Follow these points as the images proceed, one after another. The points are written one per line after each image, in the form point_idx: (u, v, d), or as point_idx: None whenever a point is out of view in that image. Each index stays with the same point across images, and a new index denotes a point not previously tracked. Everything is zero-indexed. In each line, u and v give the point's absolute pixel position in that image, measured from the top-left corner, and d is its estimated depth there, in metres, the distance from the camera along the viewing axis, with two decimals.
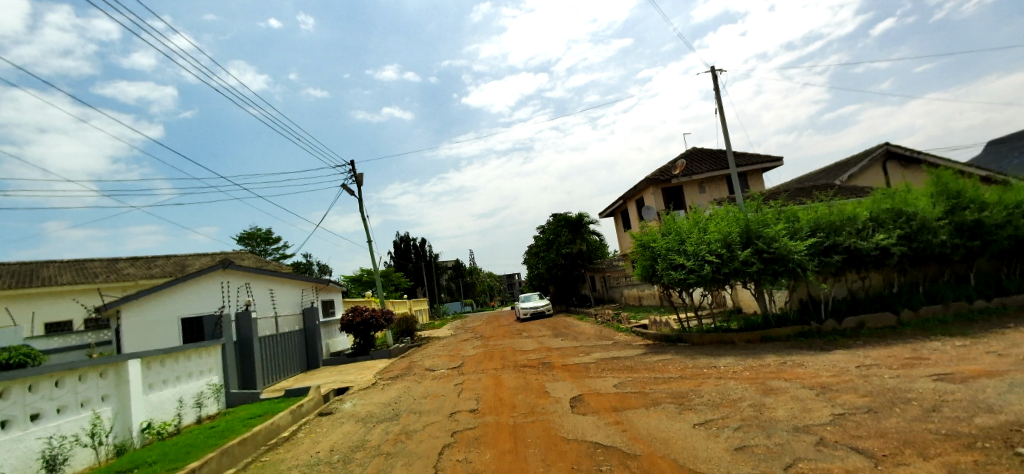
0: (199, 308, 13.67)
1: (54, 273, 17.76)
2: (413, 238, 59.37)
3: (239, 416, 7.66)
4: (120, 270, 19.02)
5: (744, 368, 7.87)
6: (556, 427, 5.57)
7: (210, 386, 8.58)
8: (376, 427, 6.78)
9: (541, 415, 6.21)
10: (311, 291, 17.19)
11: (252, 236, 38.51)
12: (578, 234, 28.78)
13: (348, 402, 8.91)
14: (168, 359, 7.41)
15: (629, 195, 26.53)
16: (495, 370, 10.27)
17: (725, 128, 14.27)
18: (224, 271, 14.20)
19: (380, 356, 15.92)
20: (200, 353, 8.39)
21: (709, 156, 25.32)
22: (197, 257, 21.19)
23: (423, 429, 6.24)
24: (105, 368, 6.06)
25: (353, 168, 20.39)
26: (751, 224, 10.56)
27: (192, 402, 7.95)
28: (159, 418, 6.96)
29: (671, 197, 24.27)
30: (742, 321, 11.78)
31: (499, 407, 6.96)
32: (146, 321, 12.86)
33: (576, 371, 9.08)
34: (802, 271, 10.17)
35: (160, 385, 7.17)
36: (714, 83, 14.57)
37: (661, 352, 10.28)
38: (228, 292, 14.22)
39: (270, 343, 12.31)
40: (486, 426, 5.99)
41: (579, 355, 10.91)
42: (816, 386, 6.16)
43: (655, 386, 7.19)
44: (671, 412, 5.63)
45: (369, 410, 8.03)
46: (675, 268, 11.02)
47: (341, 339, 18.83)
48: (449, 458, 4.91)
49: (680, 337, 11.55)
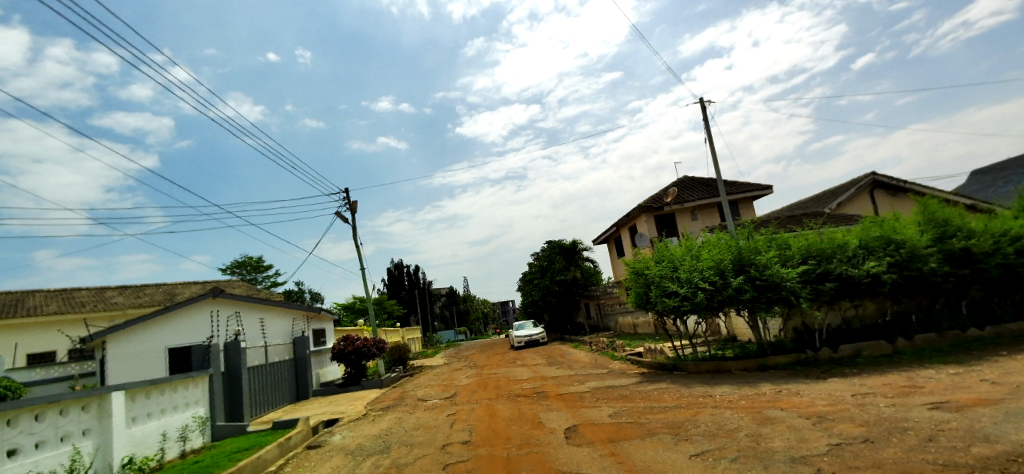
0: (187, 339, 13.41)
1: (40, 303, 17.48)
2: (407, 266, 59.48)
3: (224, 451, 7.42)
4: (109, 299, 18.74)
5: (740, 397, 7.81)
6: (552, 459, 5.47)
7: (196, 419, 8.34)
8: (366, 461, 6.60)
9: (536, 447, 6.09)
10: (302, 321, 17.01)
11: (243, 264, 38.20)
12: (572, 261, 28.92)
13: (338, 435, 8.70)
14: (154, 390, 7.26)
15: (623, 223, 26.78)
16: (489, 400, 10.10)
17: (714, 158, 14.57)
18: (214, 300, 14.02)
19: (372, 385, 15.59)
20: (186, 384, 8.22)
21: (701, 184, 25.74)
22: (188, 284, 21.06)
23: (414, 462, 6.09)
24: (87, 402, 5.93)
25: (347, 195, 20.61)
26: (742, 252, 10.63)
27: (177, 436, 7.72)
28: (141, 453, 6.73)
29: (664, 224, 24.54)
30: (737, 349, 11.72)
31: (493, 439, 6.82)
32: (133, 352, 12.61)
33: (570, 400, 8.97)
34: (796, 299, 10.16)
35: (144, 417, 6.99)
36: (704, 112, 15.00)
37: (656, 381, 10.16)
38: (217, 321, 13.97)
39: (259, 374, 12.04)
40: (479, 459, 5.86)
41: (574, 384, 10.77)
42: (812, 415, 6.12)
43: (651, 415, 7.12)
44: (667, 443, 5.56)
45: (359, 443, 7.83)
46: (670, 295, 11.04)
47: (331, 369, 18.43)
48: None
49: (676, 365, 11.45)
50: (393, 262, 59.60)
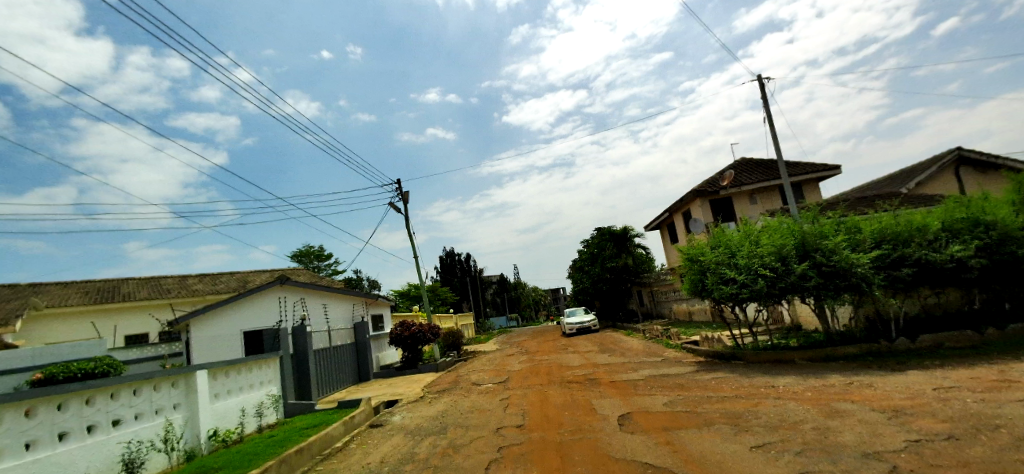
0: (259, 322, 14.40)
1: (133, 290, 19.33)
2: (459, 254, 60.72)
3: (296, 427, 7.97)
4: (190, 286, 20.44)
5: (805, 388, 7.45)
6: (604, 445, 5.48)
7: (269, 397, 8.99)
8: (425, 440, 6.89)
9: (589, 433, 6.12)
10: (361, 306, 17.77)
11: (306, 253, 40.38)
12: (623, 248, 28.46)
13: (397, 415, 9.11)
14: (232, 370, 7.89)
15: (675, 208, 26.02)
16: (542, 385, 10.21)
17: (774, 138, 13.81)
18: (281, 286, 14.93)
19: (428, 369, 16.13)
20: (260, 365, 8.85)
21: (760, 166, 24.47)
22: (259, 272, 22.56)
23: (470, 444, 6.28)
24: (176, 379, 6.52)
25: (400, 186, 21.28)
26: (806, 237, 10.07)
27: (254, 412, 8.36)
28: (223, 427, 7.36)
29: (720, 209, 23.60)
30: (801, 339, 11.16)
31: (545, 424, 6.92)
32: (212, 335, 13.73)
33: (623, 388, 8.90)
34: (868, 286, 9.51)
35: (224, 394, 7.62)
36: (762, 89, 14.22)
37: (714, 370, 9.89)
38: (284, 306, 14.89)
39: (324, 357, 12.76)
40: (532, 442, 5.97)
41: (627, 371, 10.68)
42: (886, 409, 5.74)
43: (708, 405, 6.94)
44: (726, 433, 5.41)
45: (417, 423, 8.17)
46: (726, 282, 10.65)
47: (389, 353, 19.27)
48: None
49: (734, 354, 11.07)
50: (445, 251, 61.05)
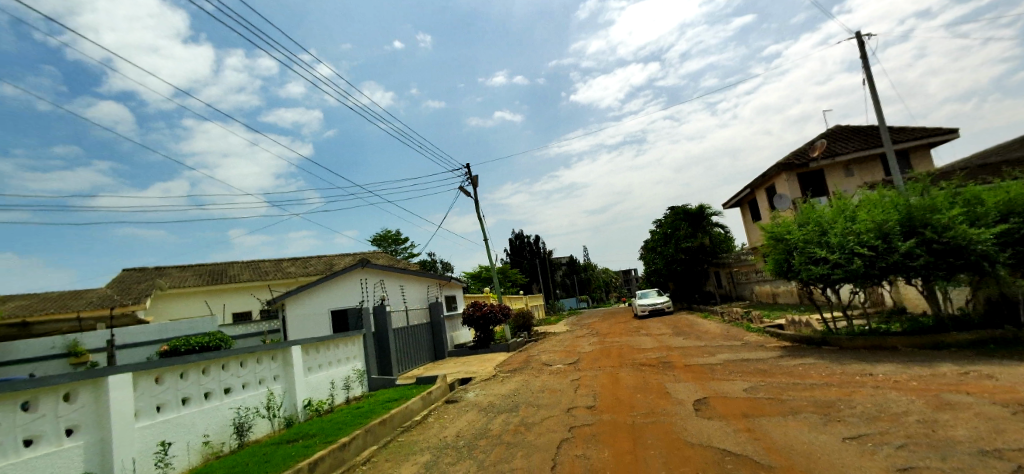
0: (344, 302, 15.50)
1: (238, 272, 21.51)
2: (528, 236, 61.12)
3: (379, 400, 8.54)
4: (284, 269, 22.36)
5: (910, 378, 6.73)
6: (679, 430, 5.33)
7: (355, 371, 9.69)
8: (497, 417, 7.11)
9: (662, 417, 5.99)
10: (435, 287, 18.48)
11: (385, 238, 42.62)
12: (700, 227, 27.34)
13: (472, 392, 9.46)
14: (322, 346, 8.57)
15: (758, 184, 24.31)
16: (613, 367, 10.10)
17: (875, 101, 12.38)
18: (363, 269, 15.88)
19: (500, 349, 16.53)
20: (345, 342, 9.53)
21: (858, 133, 22.11)
22: (342, 256, 24.15)
23: (542, 422, 6.38)
24: (275, 353, 7.21)
25: (469, 170, 21.70)
26: (912, 211, 8.95)
27: (342, 385, 9.06)
28: (316, 397, 8.06)
29: (809, 183, 21.72)
30: (906, 324, 10.07)
31: (617, 405, 6.87)
32: (304, 313, 15.00)
33: (698, 372, 8.57)
34: (990, 266, 8.34)
35: (316, 368, 8.32)
36: (861, 46, 12.74)
37: (801, 355, 9.23)
38: (366, 287, 15.85)
39: (402, 335, 13.49)
40: (603, 424, 5.95)
41: (703, 355, 10.25)
42: (1011, 404, 5.05)
43: (795, 392, 6.50)
44: (814, 423, 5.05)
45: (490, 400, 8.44)
46: (816, 262, 9.87)
47: (463, 333, 19.96)
48: (568, 452, 5.05)
49: (825, 339, 10.25)
50: (515, 233, 61.70)
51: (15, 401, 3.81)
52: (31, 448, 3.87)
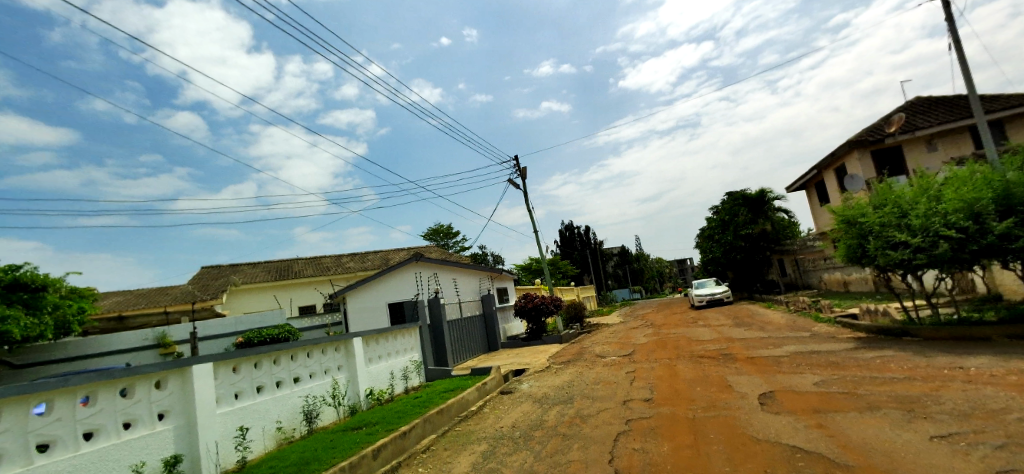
0: (400, 295, 16.03)
1: (302, 268, 22.73)
2: (578, 227, 60.53)
3: (436, 390, 8.76)
4: (344, 264, 23.39)
5: (1008, 372, 6.07)
6: (743, 425, 5.11)
7: (413, 362, 10.00)
8: (552, 409, 7.11)
9: (724, 410, 5.76)
10: (487, 280, 18.69)
11: (436, 232, 43.61)
12: (760, 213, 25.85)
13: (526, 383, 9.51)
14: (381, 337, 8.91)
15: (826, 164, 22.74)
16: (670, 359, 9.82)
17: (962, 68, 11.19)
18: (416, 263, 16.32)
19: (553, 340, 16.51)
20: (403, 333, 9.86)
21: (943, 105, 20.10)
22: (397, 250, 24.95)
23: (598, 414, 6.32)
24: (339, 344, 7.56)
25: (517, 162, 21.71)
26: (1010, 188, 8.04)
27: (401, 375, 9.38)
28: (377, 387, 8.40)
29: (885, 161, 20.04)
30: (1003, 312, 9.09)
31: (675, 398, 6.68)
32: (363, 306, 15.65)
33: (763, 365, 8.17)
34: None
35: (376, 359, 8.66)
36: (945, 7, 11.52)
37: (878, 347, 8.57)
38: (421, 281, 16.30)
39: (456, 327, 13.77)
40: (661, 417, 5.81)
41: (767, 347, 9.75)
42: None
43: (872, 387, 6.05)
44: (896, 420, 4.68)
45: (545, 392, 8.44)
46: (895, 247, 9.10)
47: (515, 324, 20.11)
48: (625, 445, 4.97)
49: (905, 330, 9.46)
50: (565, 224, 61.26)
51: (29, 405, 3.59)
52: (46, 454, 3.65)
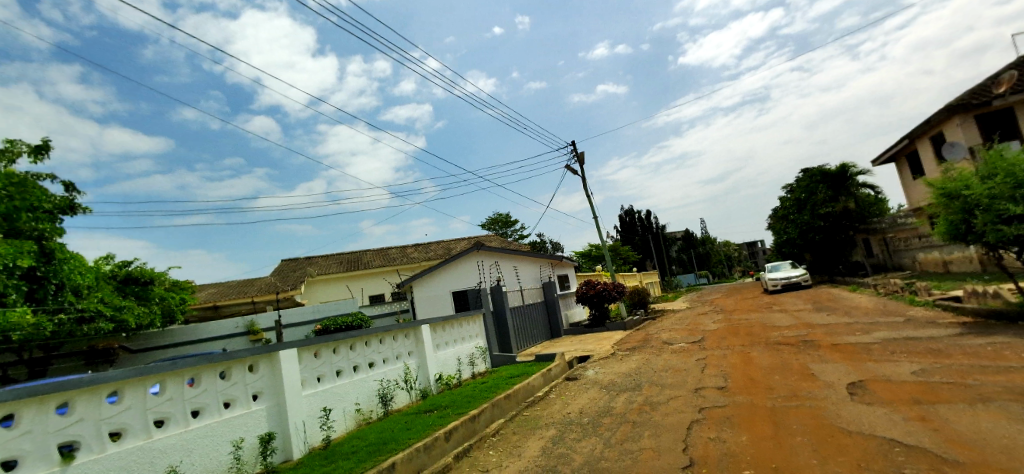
0: (463, 283, 16.39)
1: (370, 259, 23.84)
2: (639, 211, 58.92)
3: (502, 375, 8.91)
4: (409, 254, 24.25)
5: None
6: (831, 416, 4.77)
7: (478, 349, 10.23)
8: (620, 395, 7.01)
9: (808, 400, 5.41)
10: (548, 267, 18.67)
11: (495, 221, 44.12)
12: (841, 189, 23.89)
13: (591, 370, 9.44)
14: (447, 324, 9.17)
15: (919, 133, 20.52)
16: (743, 346, 9.36)
17: None
18: (478, 252, 16.61)
19: (616, 327, 16.27)
20: (468, 320, 10.09)
21: None
22: (458, 240, 25.49)
23: (668, 402, 6.16)
24: (408, 331, 7.87)
25: (574, 147, 21.37)
26: None
27: (467, 361, 9.62)
28: (446, 372, 8.67)
29: (993, 125, 17.77)
30: None
31: (752, 387, 6.36)
32: (429, 295, 16.18)
33: (850, 352, 7.57)
34: None
35: (444, 345, 8.93)
36: None
37: (989, 333, 7.67)
38: (482, 269, 16.59)
39: (519, 314, 13.91)
40: (737, 406, 5.56)
41: (854, 333, 9.03)
42: None
43: (983, 377, 5.43)
44: (1015, 413, 4.17)
45: (611, 378, 8.34)
46: (1009, 221, 8.09)
47: (577, 311, 19.99)
48: (699, 434, 4.80)
49: (1022, 314, 8.40)
50: (625, 209, 59.86)
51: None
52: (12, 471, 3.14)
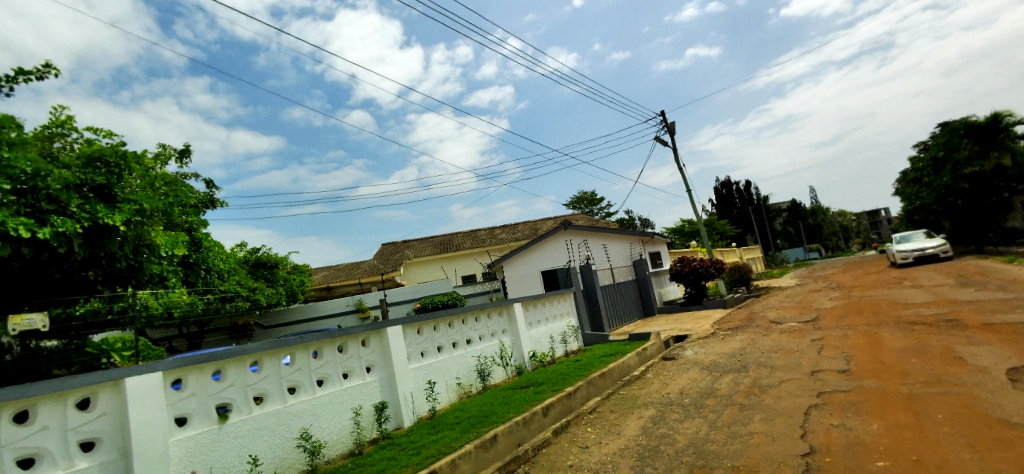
0: (552, 262, 16.45)
1: (462, 241, 24.75)
2: (736, 182, 54.81)
3: (596, 354, 8.86)
4: (498, 236, 24.81)
5: None
6: (986, 405, 4.12)
7: (570, 327, 10.24)
8: (724, 377, 6.63)
9: (956, 387, 4.71)
10: (639, 244, 18.10)
11: (581, 199, 43.57)
12: (993, 143, 20.24)
13: (689, 350, 9.04)
14: (539, 303, 9.28)
15: None
16: (868, 326, 8.39)
17: None
18: (565, 231, 16.54)
19: (716, 305, 15.40)
20: (559, 299, 10.12)
21: None
22: (544, 220, 25.57)
23: (780, 385, 5.72)
24: (502, 309, 8.09)
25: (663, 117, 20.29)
26: None
27: (560, 339, 9.69)
28: (539, 350, 8.81)
29: None
30: None
31: (881, 371, 5.69)
32: (519, 274, 16.47)
33: (1008, 333, 6.47)
34: None
35: (536, 323, 9.06)
36: None
37: None
38: (571, 248, 16.51)
39: (610, 293, 13.68)
40: (864, 391, 5.01)
41: (1014, 311, 7.69)
42: None
43: None
44: None
45: (713, 359, 7.92)
46: None
47: (671, 289, 19.22)
48: (819, 421, 4.40)
49: None
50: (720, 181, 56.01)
51: (67, 400, 3.13)
52: (28, 470, 2.97)
